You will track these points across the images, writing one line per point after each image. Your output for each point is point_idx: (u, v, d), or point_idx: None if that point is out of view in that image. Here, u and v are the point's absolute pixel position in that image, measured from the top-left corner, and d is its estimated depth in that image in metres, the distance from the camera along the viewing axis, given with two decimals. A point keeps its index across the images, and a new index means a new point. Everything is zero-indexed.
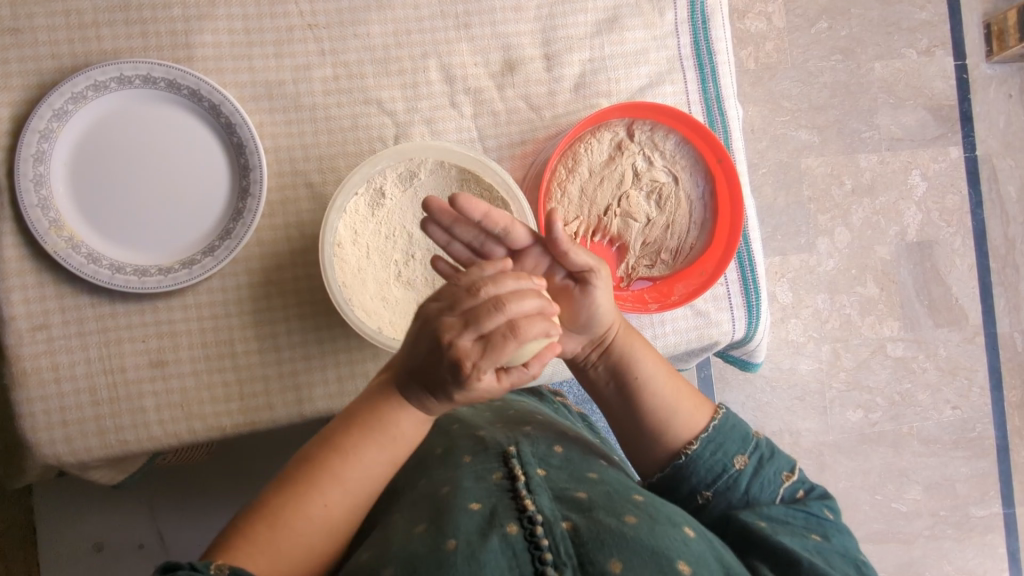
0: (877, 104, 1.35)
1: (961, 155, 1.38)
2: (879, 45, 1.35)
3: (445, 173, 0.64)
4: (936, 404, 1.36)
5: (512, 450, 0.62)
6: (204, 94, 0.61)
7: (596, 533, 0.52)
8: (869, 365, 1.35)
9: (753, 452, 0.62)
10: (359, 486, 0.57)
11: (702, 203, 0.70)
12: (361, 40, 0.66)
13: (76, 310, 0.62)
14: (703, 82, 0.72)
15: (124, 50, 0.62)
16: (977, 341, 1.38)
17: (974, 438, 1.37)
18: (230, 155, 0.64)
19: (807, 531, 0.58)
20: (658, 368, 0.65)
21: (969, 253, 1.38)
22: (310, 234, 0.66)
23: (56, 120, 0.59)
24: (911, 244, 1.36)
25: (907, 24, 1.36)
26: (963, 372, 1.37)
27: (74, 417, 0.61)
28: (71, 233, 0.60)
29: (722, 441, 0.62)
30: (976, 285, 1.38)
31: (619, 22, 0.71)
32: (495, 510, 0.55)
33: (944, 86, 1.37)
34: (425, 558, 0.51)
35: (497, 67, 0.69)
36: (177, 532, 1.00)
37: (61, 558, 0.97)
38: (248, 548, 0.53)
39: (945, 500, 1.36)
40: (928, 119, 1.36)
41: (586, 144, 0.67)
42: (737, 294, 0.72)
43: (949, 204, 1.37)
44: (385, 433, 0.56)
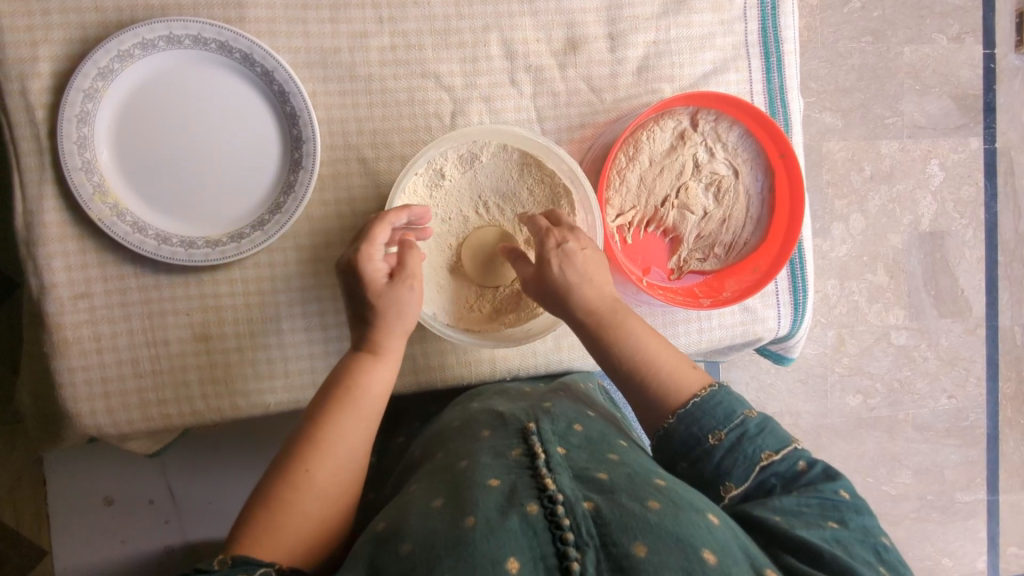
0: (902, 90, 1.33)
1: (981, 146, 1.37)
2: (910, 28, 1.33)
3: (506, 157, 0.61)
4: (933, 392, 1.38)
5: (531, 427, 0.59)
6: (257, 58, 0.59)
7: (619, 516, 0.48)
8: (871, 351, 1.36)
9: (735, 428, 0.57)
10: (342, 460, 0.54)
11: (760, 199, 0.68)
12: (421, 9, 0.63)
13: (119, 280, 0.60)
14: (768, 72, 0.70)
15: (173, 7, 0.59)
16: (978, 333, 1.40)
17: (966, 427, 1.40)
18: (282, 125, 0.61)
19: (823, 519, 0.52)
20: (644, 339, 0.61)
21: (979, 246, 1.39)
22: (361, 212, 0.63)
23: (101, 79, 0.57)
24: (924, 233, 1.36)
25: (938, 8, 1.34)
26: (962, 362, 1.39)
27: (116, 387, 0.60)
28: (115, 200, 0.58)
29: (700, 416, 0.57)
30: (982, 277, 1.39)
31: (686, 3, 0.68)
32: (515, 488, 0.51)
33: (971, 75, 1.35)
34: (443, 536, 0.48)
35: (559, 45, 0.66)
36: (185, 488, 1.04)
37: (73, 514, 1.01)
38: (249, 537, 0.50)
39: (932, 485, 1.39)
40: (952, 108, 1.35)
41: (647, 133, 0.65)
42: (785, 292, 0.72)
43: (964, 196, 1.37)
44: (355, 392, 0.56)
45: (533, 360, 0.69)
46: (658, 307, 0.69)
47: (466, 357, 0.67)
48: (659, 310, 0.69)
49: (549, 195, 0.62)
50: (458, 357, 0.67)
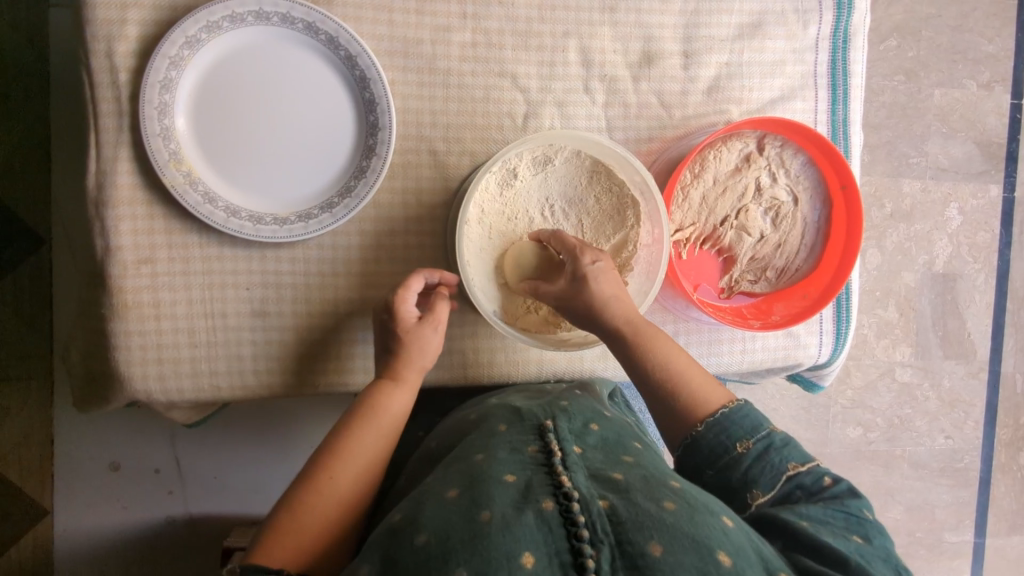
0: (929, 131, 1.35)
1: (1001, 194, 1.39)
2: (942, 71, 1.35)
3: (578, 163, 0.62)
4: (931, 431, 1.40)
5: (548, 425, 0.58)
6: (342, 42, 0.59)
7: (634, 515, 0.47)
8: (875, 386, 1.37)
9: (762, 439, 0.56)
10: (362, 471, 0.58)
11: (815, 228, 0.69)
12: (505, 9, 0.64)
13: (184, 249, 0.60)
14: (833, 104, 0.71)
15: None
16: (980, 377, 1.41)
17: (960, 468, 1.41)
18: (359, 111, 0.62)
19: (848, 532, 0.51)
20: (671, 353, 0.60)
21: (989, 291, 1.41)
22: (426, 204, 0.64)
23: (188, 48, 0.57)
24: (937, 275, 1.37)
25: (972, 55, 1.36)
26: (962, 404, 1.41)
27: (170, 355, 0.61)
28: (189, 168, 0.58)
29: (728, 424, 0.56)
30: (990, 322, 1.41)
31: (761, 29, 0.69)
32: (530, 484, 0.50)
33: (996, 123, 1.37)
34: (458, 529, 0.46)
35: (635, 57, 0.67)
36: (193, 461, 1.04)
37: (79, 477, 1.02)
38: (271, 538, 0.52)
39: (922, 522, 1.40)
40: (976, 154, 1.37)
41: (715, 152, 0.66)
42: (828, 320, 0.73)
43: (979, 241, 1.39)
44: (375, 412, 0.59)
45: (578, 366, 0.70)
46: (705, 324, 0.70)
47: (515, 357, 0.67)
48: (708, 325, 0.70)
49: (615, 206, 0.62)
50: (506, 356, 0.67)
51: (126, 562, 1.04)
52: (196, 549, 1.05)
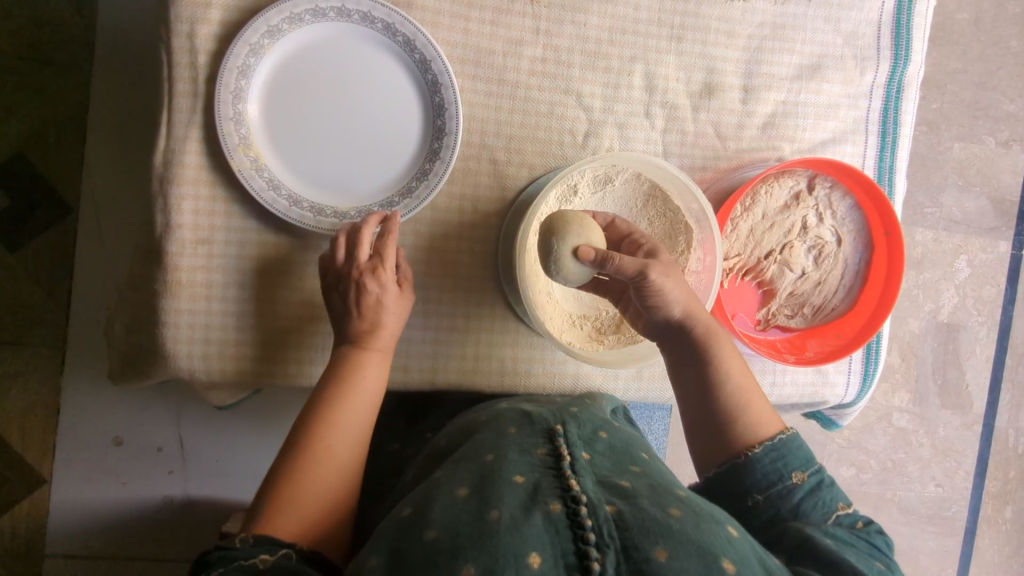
0: (945, 184, 1.38)
1: (1008, 251, 1.41)
2: (963, 126, 1.38)
3: (636, 186, 0.63)
4: (922, 477, 1.40)
5: (558, 429, 0.58)
6: (419, 45, 0.60)
7: (642, 521, 0.47)
8: (871, 428, 1.38)
9: (814, 473, 0.58)
10: (352, 436, 0.59)
11: (855, 269, 0.71)
12: (577, 28, 0.65)
13: (241, 233, 0.61)
14: (881, 150, 0.72)
15: None
16: (973, 429, 1.43)
17: (947, 517, 1.41)
18: (427, 114, 0.63)
19: (873, 559, 0.52)
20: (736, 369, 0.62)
21: (990, 344, 1.42)
22: (481, 211, 0.65)
23: (268, 37, 0.58)
24: (941, 324, 1.39)
25: (993, 112, 1.39)
26: (954, 453, 1.42)
27: (217, 336, 0.61)
28: (256, 155, 0.59)
29: (784, 453, 0.58)
30: (988, 375, 1.43)
31: (819, 71, 0.70)
32: (538, 486, 0.50)
33: (1011, 181, 1.40)
34: (467, 526, 0.46)
35: (697, 88, 0.68)
36: (198, 441, 1.04)
37: (83, 449, 1.00)
38: (274, 511, 0.53)
39: (906, 568, 1.39)
40: (988, 209, 1.40)
41: (766, 188, 0.67)
42: (857, 361, 0.74)
43: (985, 294, 1.41)
44: (354, 378, 0.59)
45: (612, 383, 0.70)
46: (739, 354, 0.70)
47: (553, 370, 0.68)
48: (744, 357, 0.70)
49: (668, 230, 0.64)
50: (544, 368, 0.67)
51: (116, 541, 1.02)
52: (188, 535, 1.03)
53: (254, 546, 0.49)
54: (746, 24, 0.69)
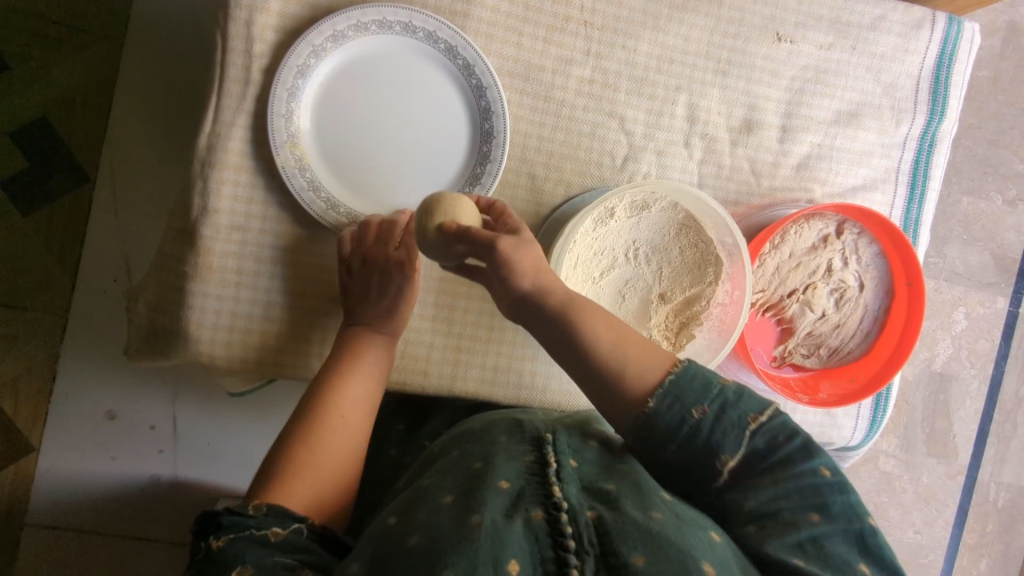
0: (951, 235, 1.37)
1: (1005, 307, 1.37)
2: (971, 181, 1.37)
3: (672, 215, 0.64)
4: (902, 522, 1.34)
5: (547, 437, 0.55)
6: (477, 72, 0.61)
7: (620, 525, 0.45)
8: (857, 470, 1.33)
9: (715, 401, 0.53)
10: (360, 408, 0.62)
11: (874, 318, 0.72)
12: (626, 53, 0.66)
13: (277, 223, 0.61)
14: (909, 202, 0.73)
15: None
16: (957, 480, 1.36)
17: (923, 564, 1.34)
18: (473, 136, 0.64)
19: (802, 511, 0.49)
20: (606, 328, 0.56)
21: (980, 398, 1.37)
22: None
23: (331, 41, 0.59)
24: (933, 373, 1.35)
25: (1003, 169, 1.38)
26: (936, 502, 1.35)
27: (241, 323, 0.60)
28: (301, 153, 0.60)
29: (678, 394, 0.53)
30: (975, 428, 1.37)
31: (857, 118, 0.72)
32: (521, 493, 0.48)
33: (1014, 240, 1.38)
34: (448, 532, 0.44)
35: (737, 123, 0.69)
36: (189, 424, 1.01)
37: (75, 421, 0.98)
38: (290, 480, 0.56)
39: None
40: (990, 264, 1.37)
41: (797, 227, 0.68)
42: (866, 406, 0.75)
43: (980, 348, 1.36)
44: (364, 357, 0.62)
45: None
46: (753, 388, 0.71)
47: (569, 388, 0.67)
48: (759, 393, 0.70)
49: (697, 259, 0.64)
50: (560, 386, 0.67)
51: (97, 516, 0.99)
52: (171, 516, 1.01)
53: (266, 515, 0.49)
54: (790, 66, 0.70)
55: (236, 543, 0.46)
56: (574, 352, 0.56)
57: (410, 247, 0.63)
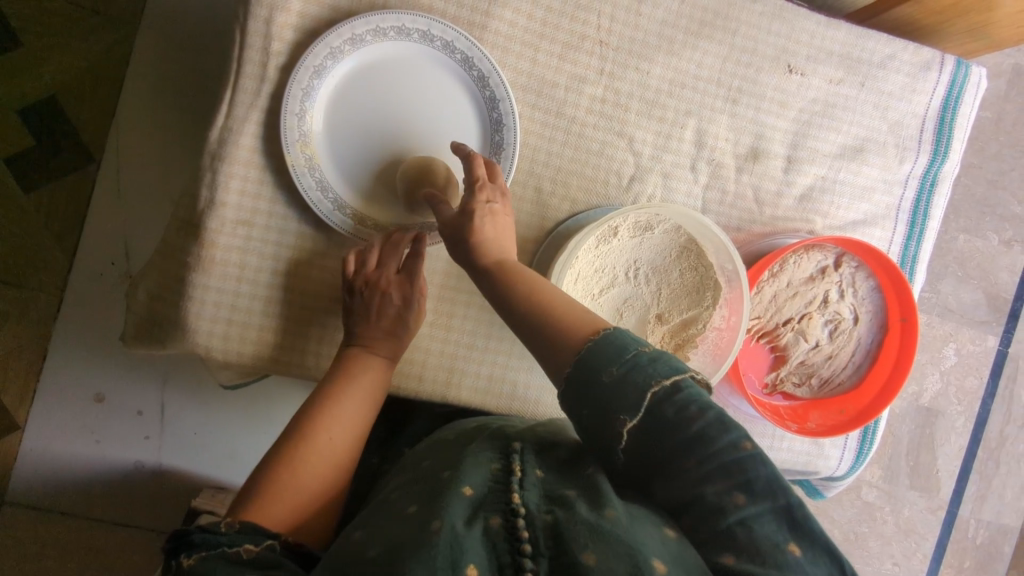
0: (945, 272, 1.38)
1: (995, 345, 1.39)
2: (969, 219, 1.39)
3: (674, 238, 0.65)
4: (880, 553, 1.35)
5: (516, 445, 0.54)
6: (491, 84, 0.62)
7: (574, 526, 0.44)
8: (840, 499, 1.34)
9: (626, 365, 0.50)
10: (350, 430, 0.61)
11: (866, 350, 0.72)
12: (639, 75, 0.67)
13: (283, 222, 0.61)
14: (908, 239, 0.74)
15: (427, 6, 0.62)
16: (937, 515, 1.37)
17: None
18: (482, 146, 0.64)
19: (727, 490, 0.46)
20: (538, 288, 0.57)
21: (965, 434, 1.38)
22: (518, 236, 0.66)
23: (349, 44, 0.59)
24: (921, 407, 1.36)
25: (1001, 210, 1.39)
26: (916, 535, 1.36)
27: (241, 318, 0.61)
28: (311, 153, 0.60)
29: (594, 360, 0.50)
30: (958, 464, 1.38)
31: (862, 154, 0.73)
32: (482, 499, 0.47)
33: (1008, 280, 1.40)
34: (407, 540, 0.43)
35: (743, 151, 0.70)
36: (178, 411, 1.00)
37: (64, 401, 0.98)
38: (269, 497, 0.55)
39: None
40: (982, 303, 1.39)
41: (796, 257, 0.69)
42: (853, 439, 0.75)
43: (967, 385, 1.37)
44: (359, 378, 0.61)
45: None
46: (743, 415, 0.71)
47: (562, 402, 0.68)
48: (749, 419, 0.71)
49: (696, 284, 0.65)
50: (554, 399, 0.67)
51: (81, 499, 0.99)
52: (153, 503, 1.01)
53: (240, 534, 0.48)
54: (799, 98, 0.71)
55: (207, 563, 0.45)
56: (501, 304, 0.58)
57: (413, 274, 0.63)
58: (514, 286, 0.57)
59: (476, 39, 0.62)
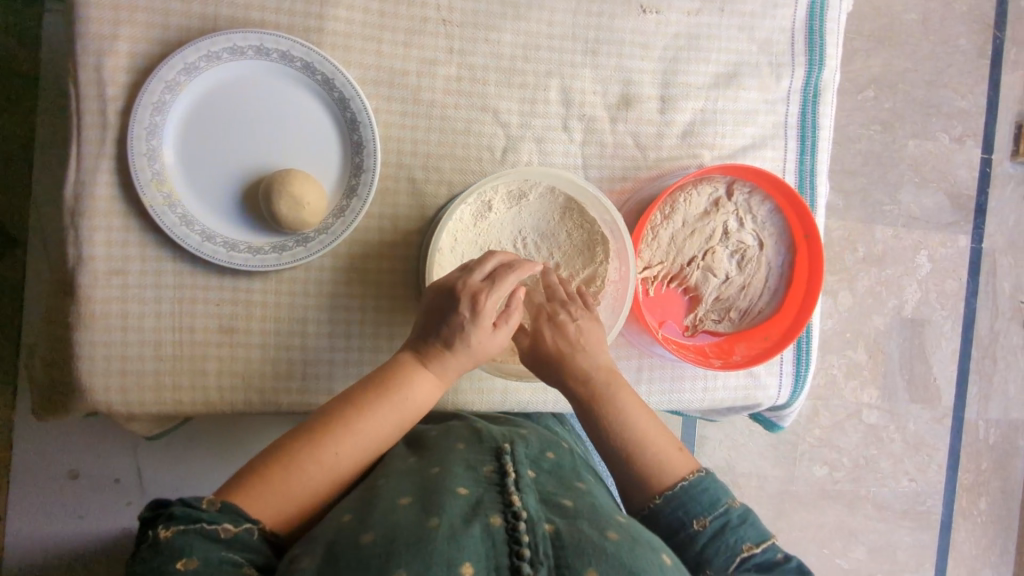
0: (903, 180, 1.30)
1: (968, 244, 1.33)
2: (916, 124, 1.31)
3: (551, 199, 0.64)
4: (895, 472, 1.31)
5: (506, 448, 0.57)
6: (338, 84, 0.61)
7: (578, 540, 0.46)
8: (842, 426, 1.29)
9: (720, 516, 0.54)
10: (364, 445, 0.55)
11: (779, 273, 0.71)
12: (491, 46, 0.66)
13: (157, 263, 0.60)
14: (802, 154, 0.73)
15: (257, 21, 0.61)
16: (943, 423, 1.33)
17: (922, 512, 1.32)
18: (344, 148, 0.63)
19: None
20: (639, 414, 0.60)
21: (955, 337, 1.33)
22: (401, 230, 0.65)
23: (185, 74, 0.58)
24: (905, 320, 1.30)
25: (946, 108, 1.32)
26: (926, 448, 1.32)
27: (134, 366, 0.60)
28: (169, 189, 0.59)
29: (686, 500, 0.55)
30: (955, 368, 1.33)
31: (737, 79, 0.72)
32: (480, 499, 0.49)
33: (967, 177, 1.33)
34: (405, 530, 0.46)
35: (614, 100, 0.69)
36: (154, 474, 1.00)
37: (37, 484, 0.96)
38: (256, 487, 0.51)
39: (885, 563, 1.30)
40: (946, 204, 1.32)
41: (685, 195, 0.68)
42: (788, 363, 0.75)
43: (947, 288, 1.32)
44: (396, 394, 0.57)
45: (542, 397, 0.70)
46: (669, 362, 0.71)
47: (479, 386, 0.67)
48: (674, 364, 0.71)
49: (586, 241, 0.64)
50: (468, 385, 0.67)
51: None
52: None
53: (221, 513, 0.47)
54: (660, 36, 0.70)
55: (185, 536, 0.45)
56: (596, 425, 0.60)
57: (494, 284, 0.57)
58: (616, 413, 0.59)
59: (314, 44, 0.61)
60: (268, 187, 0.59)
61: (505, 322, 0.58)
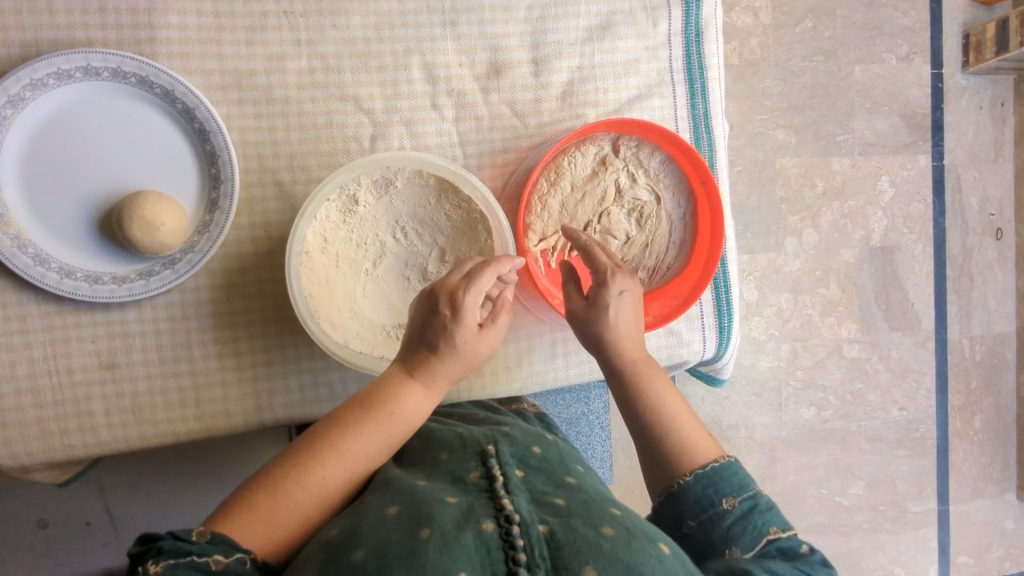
0: (853, 109, 1.22)
1: (929, 163, 1.26)
2: (860, 49, 1.21)
3: (422, 182, 0.61)
4: (884, 404, 1.27)
5: (491, 450, 0.52)
6: (178, 95, 0.58)
7: (573, 539, 0.42)
8: (824, 364, 1.24)
9: (748, 498, 0.53)
10: (354, 467, 0.52)
11: (683, 224, 0.69)
12: (340, 32, 0.62)
13: (20, 308, 0.58)
14: (692, 98, 0.70)
15: (82, 41, 0.57)
16: (926, 346, 1.28)
17: (916, 438, 1.29)
18: (200, 161, 0.61)
19: None
20: (675, 404, 0.59)
21: (928, 260, 1.27)
22: (276, 236, 0.62)
23: (10, 107, 0.55)
24: (874, 249, 1.24)
25: (888, 28, 1.22)
26: (912, 375, 1.28)
27: (14, 418, 0.58)
28: (17, 230, 0.56)
29: (716, 479, 0.54)
30: (932, 290, 1.28)
31: (611, 29, 0.68)
32: (472, 506, 0.45)
33: (919, 95, 1.24)
34: (397, 548, 0.42)
35: (483, 69, 0.66)
36: (122, 512, 0.96)
37: (9, 537, 0.94)
38: (243, 519, 0.48)
39: (885, 495, 1.28)
40: (901, 126, 1.24)
41: (568, 157, 0.65)
42: (709, 315, 0.72)
43: (914, 211, 1.26)
44: (387, 409, 0.53)
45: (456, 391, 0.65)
46: None
47: None
48: None
49: (465, 221, 0.62)
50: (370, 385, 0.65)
51: None
52: None
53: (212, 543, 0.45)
54: None
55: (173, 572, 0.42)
56: (629, 414, 0.59)
57: (471, 280, 0.54)
58: (647, 397, 0.58)
59: (147, 58, 0.58)
60: (119, 213, 0.56)
61: (490, 322, 0.56)
